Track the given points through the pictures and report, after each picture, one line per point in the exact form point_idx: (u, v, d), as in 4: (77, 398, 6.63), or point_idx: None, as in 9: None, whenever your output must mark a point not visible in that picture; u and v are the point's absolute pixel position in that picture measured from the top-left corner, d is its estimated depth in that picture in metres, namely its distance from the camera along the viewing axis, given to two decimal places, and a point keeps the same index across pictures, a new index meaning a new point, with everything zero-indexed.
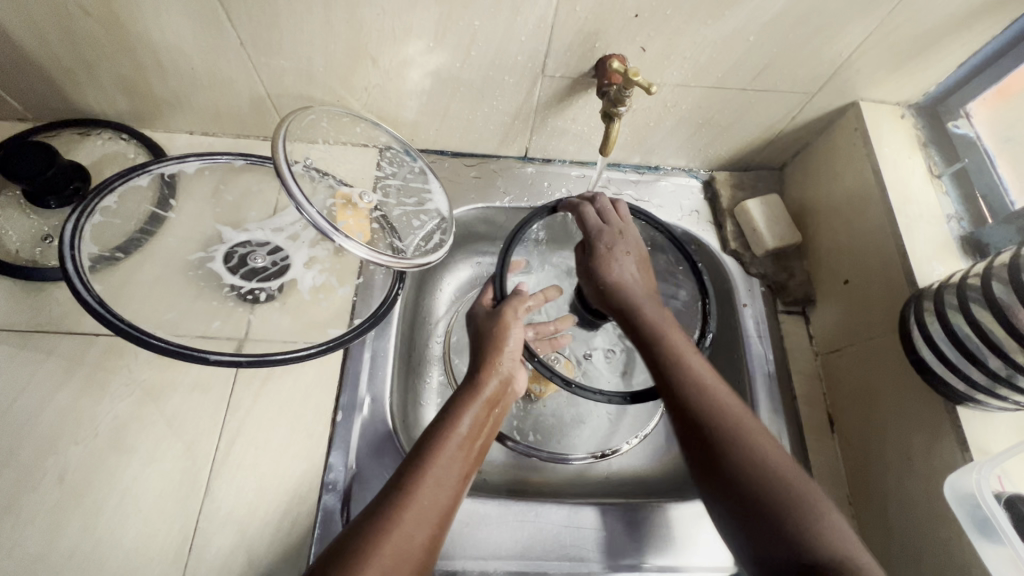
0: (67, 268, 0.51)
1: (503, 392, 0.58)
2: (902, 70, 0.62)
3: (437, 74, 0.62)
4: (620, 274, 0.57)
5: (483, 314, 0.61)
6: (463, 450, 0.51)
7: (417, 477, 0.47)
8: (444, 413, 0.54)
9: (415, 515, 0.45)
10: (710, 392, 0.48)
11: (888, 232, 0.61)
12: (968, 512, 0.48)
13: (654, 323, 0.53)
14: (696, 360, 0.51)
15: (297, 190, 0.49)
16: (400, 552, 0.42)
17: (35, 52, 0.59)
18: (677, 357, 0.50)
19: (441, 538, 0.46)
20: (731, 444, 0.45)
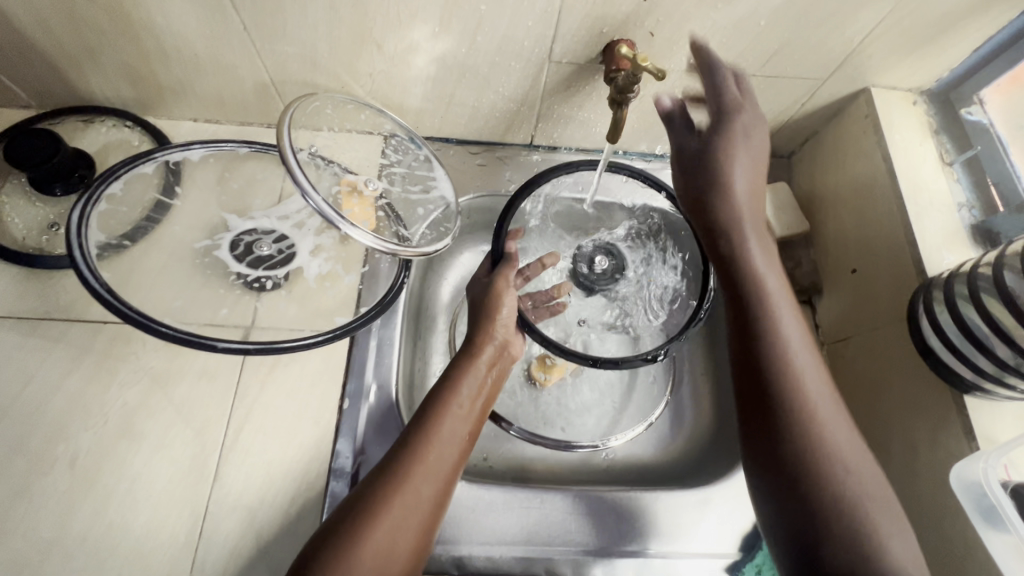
0: (75, 256, 0.50)
1: (501, 355, 0.59)
2: (915, 55, 0.61)
3: (442, 60, 0.62)
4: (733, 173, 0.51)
5: (477, 289, 0.61)
6: (466, 411, 0.52)
7: (424, 438, 0.48)
8: (445, 378, 0.54)
9: (423, 472, 0.46)
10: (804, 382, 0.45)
11: (897, 221, 0.60)
12: (974, 501, 0.48)
13: (771, 299, 0.48)
14: (794, 335, 0.47)
15: (303, 178, 0.49)
16: (409, 505, 0.44)
17: (36, 36, 0.59)
18: (775, 326, 0.47)
19: (449, 493, 0.48)
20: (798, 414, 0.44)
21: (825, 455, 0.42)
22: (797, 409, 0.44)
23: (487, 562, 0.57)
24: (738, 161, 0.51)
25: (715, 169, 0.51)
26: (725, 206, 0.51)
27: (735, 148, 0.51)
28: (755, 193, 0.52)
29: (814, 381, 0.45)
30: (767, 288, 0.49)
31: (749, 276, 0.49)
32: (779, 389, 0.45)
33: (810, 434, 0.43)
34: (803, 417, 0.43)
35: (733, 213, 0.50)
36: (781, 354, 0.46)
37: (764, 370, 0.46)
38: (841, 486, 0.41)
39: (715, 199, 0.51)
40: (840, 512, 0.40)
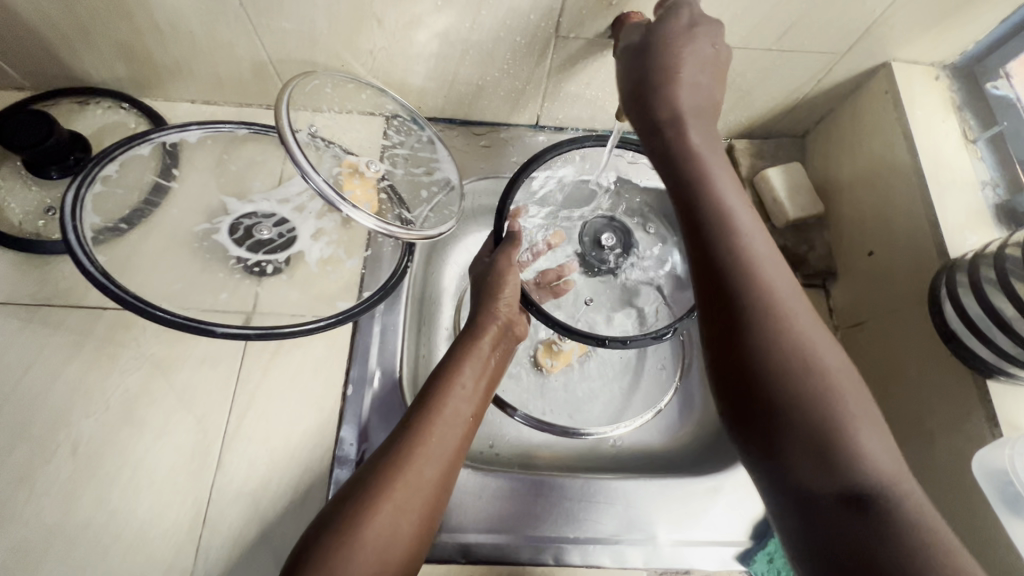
0: (69, 240, 0.50)
1: (505, 334, 0.57)
2: (938, 27, 0.58)
3: (446, 36, 0.60)
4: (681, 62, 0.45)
5: (482, 268, 0.59)
6: (470, 391, 0.51)
7: (427, 419, 0.47)
8: (448, 359, 0.53)
9: (426, 453, 0.45)
10: (766, 286, 0.39)
11: (917, 201, 0.58)
12: (997, 488, 0.47)
13: (722, 197, 0.42)
14: (756, 236, 0.41)
15: (303, 158, 0.48)
16: (411, 486, 0.44)
17: (28, 14, 0.57)
18: (732, 222, 0.41)
19: (454, 474, 0.47)
20: (761, 319, 0.38)
21: (798, 367, 0.37)
22: (763, 315, 0.39)
23: (494, 550, 0.56)
24: (682, 47, 0.45)
25: (660, 59, 0.45)
26: (665, 95, 0.44)
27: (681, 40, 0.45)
28: (703, 79, 0.45)
29: (781, 287, 0.40)
30: (715, 182, 0.43)
31: (696, 171, 0.43)
32: (743, 297, 0.39)
33: (775, 341, 0.38)
34: (773, 326, 0.38)
35: (674, 100, 0.44)
36: (741, 260, 0.40)
37: (727, 279, 0.40)
38: (818, 399, 0.36)
39: (659, 90, 0.44)
40: (817, 432, 0.36)
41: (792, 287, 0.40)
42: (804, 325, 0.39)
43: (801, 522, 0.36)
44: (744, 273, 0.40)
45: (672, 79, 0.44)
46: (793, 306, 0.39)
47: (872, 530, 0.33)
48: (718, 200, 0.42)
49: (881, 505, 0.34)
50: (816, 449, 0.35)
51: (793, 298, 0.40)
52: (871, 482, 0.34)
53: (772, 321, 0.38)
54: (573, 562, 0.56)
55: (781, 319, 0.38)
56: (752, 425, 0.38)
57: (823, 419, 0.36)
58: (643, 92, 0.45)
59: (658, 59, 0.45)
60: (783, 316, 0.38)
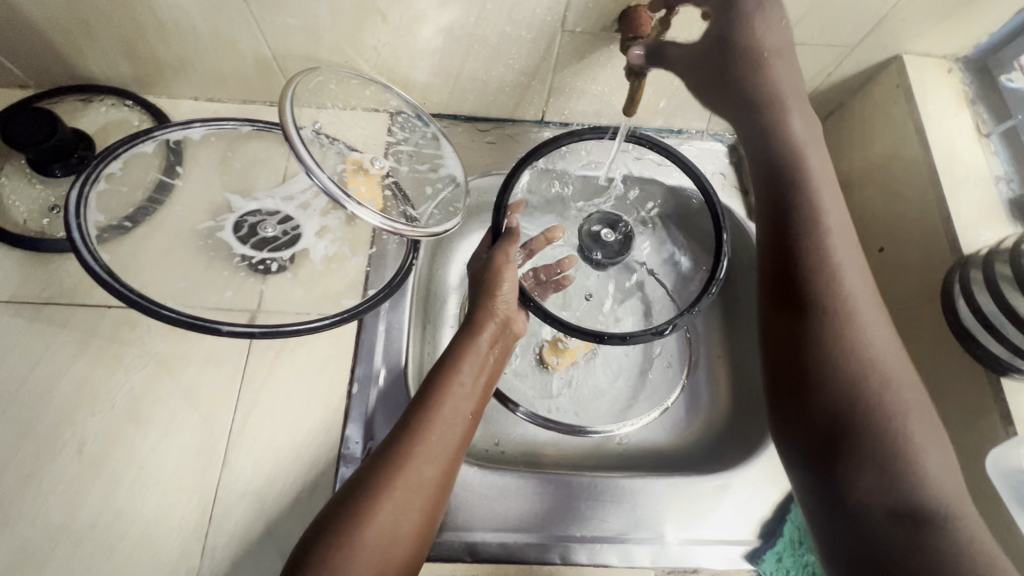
0: (73, 237, 0.49)
1: (505, 329, 0.56)
2: (951, 19, 0.57)
3: (450, 31, 0.59)
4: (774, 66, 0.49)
5: (478, 264, 0.58)
6: (469, 390, 0.51)
7: (425, 418, 0.47)
8: (446, 357, 0.53)
9: (425, 453, 0.45)
10: (846, 292, 0.44)
11: (929, 197, 0.57)
12: (1013, 487, 0.46)
13: (814, 204, 0.47)
14: (841, 246, 0.46)
15: (307, 155, 0.47)
16: (411, 486, 0.43)
17: (30, 11, 0.57)
18: (820, 228, 0.46)
19: (453, 473, 0.47)
20: (836, 325, 0.43)
21: (865, 380, 0.41)
22: (839, 320, 0.43)
23: (500, 549, 0.55)
24: (766, 43, 0.49)
25: (752, 56, 0.49)
26: (759, 94, 0.49)
27: (774, 47, 0.49)
28: (794, 87, 0.50)
29: (856, 296, 0.44)
30: (812, 185, 0.47)
31: (795, 173, 0.48)
32: (819, 306, 0.44)
33: (846, 342, 0.43)
34: (845, 337, 0.43)
35: (766, 106, 0.49)
36: (824, 271, 0.45)
37: (807, 289, 0.44)
38: (882, 402, 0.41)
39: (755, 88, 0.49)
40: (878, 433, 0.40)
41: (870, 303, 0.45)
42: (875, 332, 0.43)
43: (842, 523, 0.40)
44: (826, 277, 0.44)
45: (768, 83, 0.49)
46: (867, 316, 0.44)
47: (922, 534, 0.37)
48: (811, 203, 0.47)
49: (930, 515, 0.37)
50: (874, 458, 0.39)
51: (869, 308, 0.44)
52: (926, 500, 0.38)
53: (844, 327, 0.43)
54: (580, 561, 0.56)
55: (857, 325, 0.43)
56: (812, 425, 0.43)
57: (885, 430, 0.40)
58: (737, 91, 0.50)
59: (746, 49, 0.49)
60: (858, 322, 0.43)
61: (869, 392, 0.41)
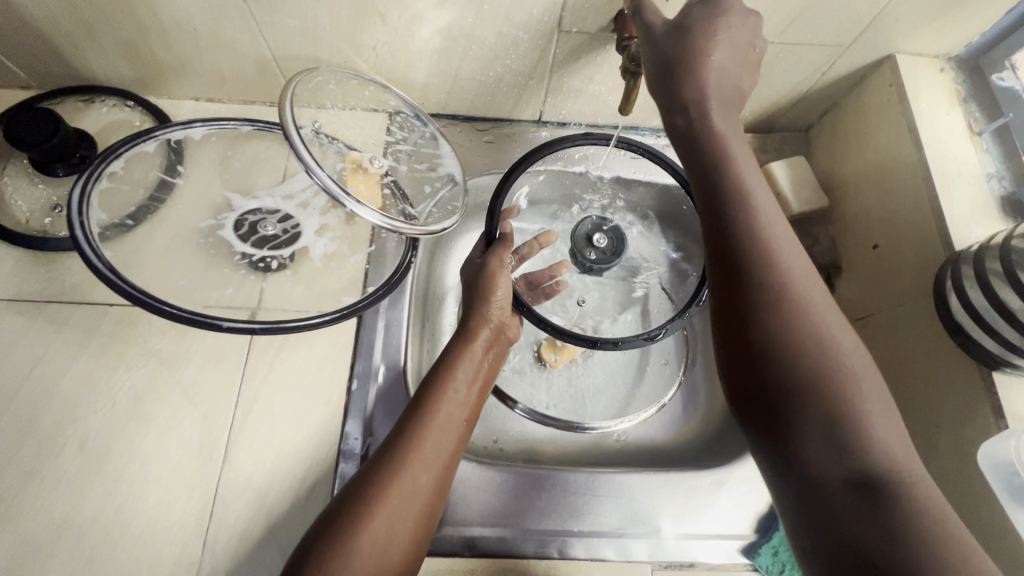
0: (76, 235, 0.50)
1: (497, 335, 0.57)
2: (942, 20, 0.58)
3: (448, 31, 0.60)
4: (715, 44, 0.44)
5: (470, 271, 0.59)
6: (464, 396, 0.52)
7: (420, 423, 0.47)
8: (440, 363, 0.53)
9: (420, 459, 0.46)
10: (778, 264, 0.40)
11: (922, 194, 0.58)
12: (1004, 480, 0.47)
13: (738, 178, 0.42)
14: (771, 216, 0.42)
15: (307, 154, 0.48)
16: (406, 492, 0.44)
17: (33, 13, 0.57)
18: (746, 202, 0.41)
19: (448, 479, 0.47)
20: (768, 302, 0.39)
21: (807, 360, 0.37)
22: (773, 296, 0.39)
23: (499, 543, 0.56)
24: (718, 32, 0.44)
25: (695, 42, 0.44)
26: (695, 76, 0.43)
27: (716, 25, 0.44)
28: (731, 58, 0.45)
29: (792, 267, 0.40)
30: (733, 158, 0.43)
31: (718, 149, 0.43)
32: (754, 282, 0.39)
33: (784, 319, 0.38)
34: (783, 309, 0.38)
35: (701, 88, 0.44)
36: (753, 242, 0.40)
37: (737, 264, 0.40)
38: (828, 380, 0.37)
39: (687, 72, 0.44)
40: (824, 412, 0.36)
41: (805, 269, 0.40)
42: (813, 302, 0.39)
43: (800, 510, 0.36)
44: (755, 253, 0.40)
45: (702, 61, 0.43)
46: (804, 288, 0.39)
47: (878, 514, 0.33)
48: (735, 178, 0.42)
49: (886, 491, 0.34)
50: (823, 434, 0.36)
51: (804, 279, 0.40)
52: (881, 468, 0.35)
53: (778, 302, 0.39)
54: (577, 556, 0.56)
55: (793, 300, 0.39)
56: (758, 412, 0.39)
57: (830, 408, 0.36)
58: (675, 85, 0.44)
59: (693, 46, 0.44)
60: (793, 296, 0.39)
61: (808, 371, 0.37)
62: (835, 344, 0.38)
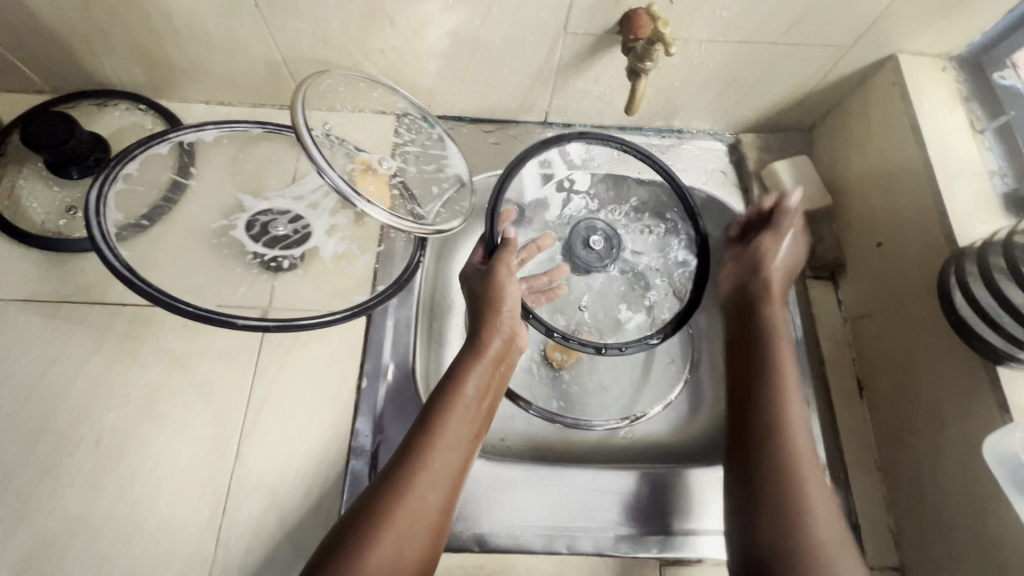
0: (94, 235, 0.51)
1: (508, 349, 0.57)
2: (944, 19, 0.59)
3: (455, 34, 0.61)
4: (777, 257, 0.63)
5: (475, 272, 0.58)
6: (472, 411, 0.52)
7: (428, 442, 0.48)
8: (449, 376, 0.54)
9: (427, 479, 0.47)
10: (785, 411, 0.52)
11: (925, 191, 0.58)
12: (1008, 472, 0.47)
13: (773, 346, 0.57)
14: (791, 379, 0.55)
15: (319, 155, 0.49)
16: (416, 516, 0.45)
17: (50, 18, 0.58)
18: (774, 362, 0.56)
19: (455, 498, 0.48)
20: (770, 434, 0.51)
21: (792, 478, 0.48)
22: (775, 430, 0.51)
23: (508, 540, 0.56)
24: (777, 248, 0.63)
25: (760, 254, 0.64)
26: (757, 278, 0.63)
27: (773, 246, 0.63)
28: (789, 277, 0.64)
29: (795, 414, 0.52)
30: (775, 332, 0.58)
31: (766, 328, 0.59)
32: (763, 429, 0.51)
33: (778, 449, 0.50)
34: (786, 460, 0.49)
35: (768, 284, 0.62)
36: (773, 402, 0.53)
37: (752, 401, 0.54)
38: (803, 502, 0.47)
39: (756, 277, 0.63)
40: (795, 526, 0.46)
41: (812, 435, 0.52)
42: (808, 447, 0.50)
43: None
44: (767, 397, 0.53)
45: (766, 270, 0.63)
46: (803, 435, 0.51)
47: None
48: (768, 345, 0.57)
49: None
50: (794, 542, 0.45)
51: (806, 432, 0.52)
52: None
53: (779, 436, 0.51)
54: (586, 550, 0.56)
55: (790, 439, 0.50)
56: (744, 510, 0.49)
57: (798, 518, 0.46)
58: (739, 283, 0.65)
59: (756, 256, 0.64)
60: (792, 435, 0.51)
61: (788, 490, 0.47)
62: (819, 486, 0.48)
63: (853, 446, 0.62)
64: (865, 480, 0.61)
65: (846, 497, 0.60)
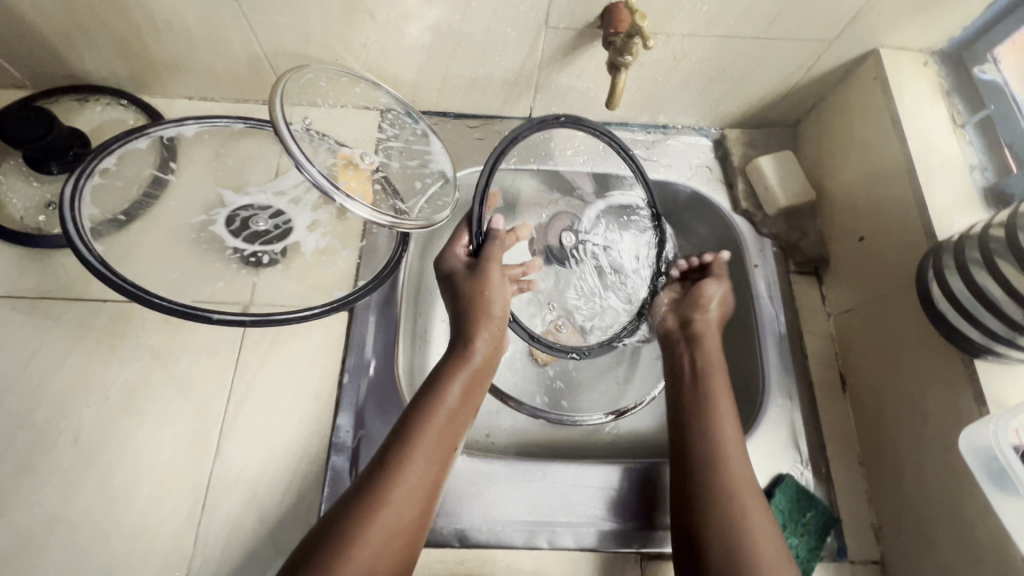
0: (67, 230, 0.51)
1: (495, 354, 0.56)
2: (925, 13, 0.59)
3: (437, 28, 0.60)
4: (714, 302, 0.64)
5: (462, 269, 0.56)
6: (452, 419, 0.51)
7: (406, 451, 0.48)
8: (433, 382, 0.53)
9: (404, 492, 0.46)
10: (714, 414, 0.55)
11: (906, 185, 0.58)
12: (984, 464, 0.47)
13: (704, 355, 0.61)
14: (721, 383, 0.58)
15: (297, 150, 0.48)
16: (391, 531, 0.44)
17: (27, 12, 0.58)
18: (705, 369, 0.59)
19: (430, 509, 0.48)
20: (700, 436, 0.54)
21: (718, 478, 0.51)
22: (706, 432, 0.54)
23: (489, 535, 0.56)
24: (715, 294, 0.65)
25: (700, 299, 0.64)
26: (695, 320, 0.64)
27: (710, 289, 0.65)
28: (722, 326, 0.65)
29: (725, 417, 0.55)
30: (706, 341, 0.62)
31: (694, 337, 0.62)
32: (705, 478, 0.52)
33: (707, 450, 0.53)
34: (721, 481, 0.51)
35: (702, 329, 0.63)
36: (712, 452, 0.53)
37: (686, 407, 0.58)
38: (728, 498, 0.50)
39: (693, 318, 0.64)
40: (719, 521, 0.49)
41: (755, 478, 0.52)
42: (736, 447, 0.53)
43: None
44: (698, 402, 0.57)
45: (704, 321, 0.63)
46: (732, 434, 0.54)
47: None
48: (699, 354, 0.61)
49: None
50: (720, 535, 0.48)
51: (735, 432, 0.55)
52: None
53: (707, 438, 0.54)
54: (567, 545, 0.56)
55: (719, 441, 0.54)
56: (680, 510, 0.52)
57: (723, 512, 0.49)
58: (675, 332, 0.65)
59: (696, 301, 0.65)
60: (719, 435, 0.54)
61: (713, 488, 0.51)
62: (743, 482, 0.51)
63: (835, 441, 0.62)
64: (846, 474, 0.61)
65: (828, 492, 0.59)
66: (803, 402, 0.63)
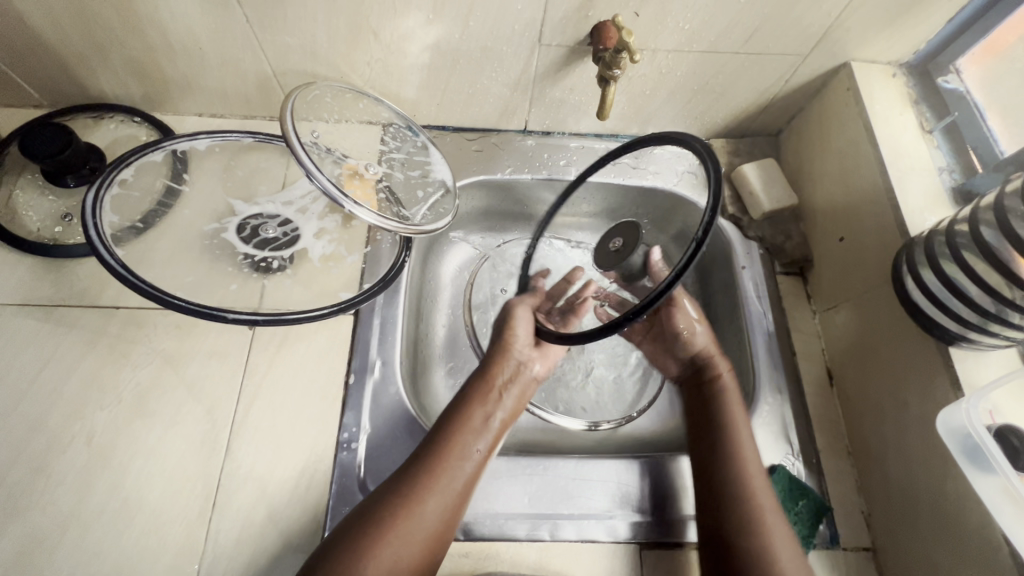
0: (90, 236, 0.53)
1: (520, 375, 0.65)
2: (891, 29, 0.63)
3: (436, 46, 0.64)
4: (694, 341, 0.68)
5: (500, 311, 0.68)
6: (483, 431, 0.59)
7: (439, 457, 0.54)
8: (463, 398, 0.61)
9: (435, 494, 0.52)
10: (732, 426, 0.59)
11: (880, 187, 0.62)
12: (960, 443, 0.50)
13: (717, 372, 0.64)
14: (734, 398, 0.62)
15: (308, 159, 0.51)
16: (419, 526, 0.50)
17: (50, 36, 0.62)
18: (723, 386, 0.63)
19: (459, 513, 0.53)
20: (719, 444, 0.58)
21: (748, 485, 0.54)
22: (726, 443, 0.58)
23: (493, 529, 0.58)
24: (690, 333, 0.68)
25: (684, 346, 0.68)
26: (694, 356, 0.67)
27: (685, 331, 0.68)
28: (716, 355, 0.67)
29: (743, 429, 0.59)
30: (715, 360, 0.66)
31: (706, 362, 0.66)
32: (733, 504, 0.53)
33: (725, 455, 0.57)
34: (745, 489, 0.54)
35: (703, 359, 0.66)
36: (734, 458, 0.56)
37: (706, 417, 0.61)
38: (752, 505, 0.53)
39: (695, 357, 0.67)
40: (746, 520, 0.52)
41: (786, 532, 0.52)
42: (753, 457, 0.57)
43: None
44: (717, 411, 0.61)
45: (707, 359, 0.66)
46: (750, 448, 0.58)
47: None
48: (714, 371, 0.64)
49: None
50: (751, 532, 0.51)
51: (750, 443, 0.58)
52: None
53: (729, 445, 0.58)
54: (568, 537, 0.58)
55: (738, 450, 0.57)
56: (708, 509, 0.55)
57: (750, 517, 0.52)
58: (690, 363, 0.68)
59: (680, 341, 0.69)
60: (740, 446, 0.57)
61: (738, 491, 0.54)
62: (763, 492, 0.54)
63: (826, 434, 0.64)
64: (837, 464, 0.63)
65: (819, 483, 0.61)
66: (791, 396, 0.65)
